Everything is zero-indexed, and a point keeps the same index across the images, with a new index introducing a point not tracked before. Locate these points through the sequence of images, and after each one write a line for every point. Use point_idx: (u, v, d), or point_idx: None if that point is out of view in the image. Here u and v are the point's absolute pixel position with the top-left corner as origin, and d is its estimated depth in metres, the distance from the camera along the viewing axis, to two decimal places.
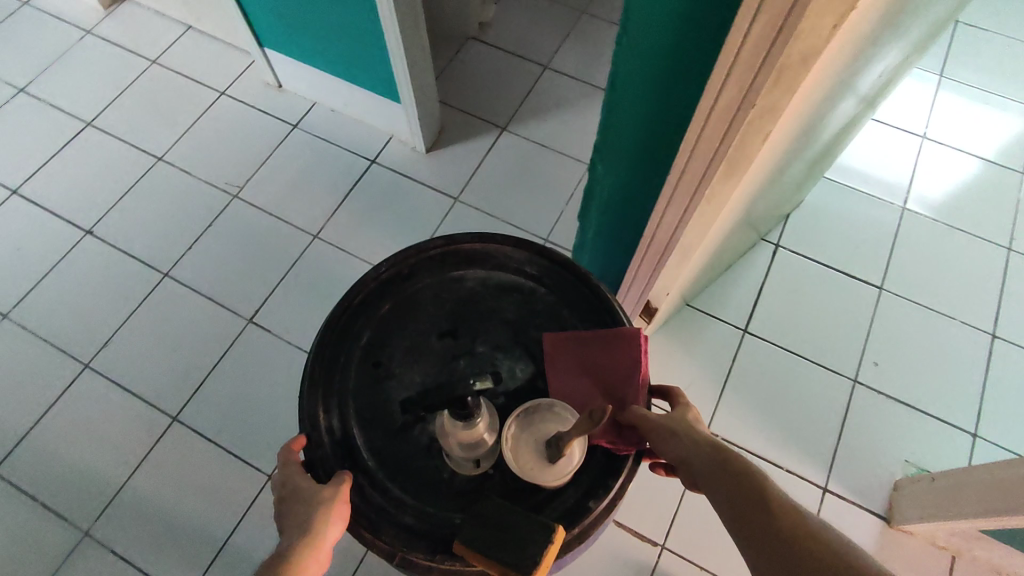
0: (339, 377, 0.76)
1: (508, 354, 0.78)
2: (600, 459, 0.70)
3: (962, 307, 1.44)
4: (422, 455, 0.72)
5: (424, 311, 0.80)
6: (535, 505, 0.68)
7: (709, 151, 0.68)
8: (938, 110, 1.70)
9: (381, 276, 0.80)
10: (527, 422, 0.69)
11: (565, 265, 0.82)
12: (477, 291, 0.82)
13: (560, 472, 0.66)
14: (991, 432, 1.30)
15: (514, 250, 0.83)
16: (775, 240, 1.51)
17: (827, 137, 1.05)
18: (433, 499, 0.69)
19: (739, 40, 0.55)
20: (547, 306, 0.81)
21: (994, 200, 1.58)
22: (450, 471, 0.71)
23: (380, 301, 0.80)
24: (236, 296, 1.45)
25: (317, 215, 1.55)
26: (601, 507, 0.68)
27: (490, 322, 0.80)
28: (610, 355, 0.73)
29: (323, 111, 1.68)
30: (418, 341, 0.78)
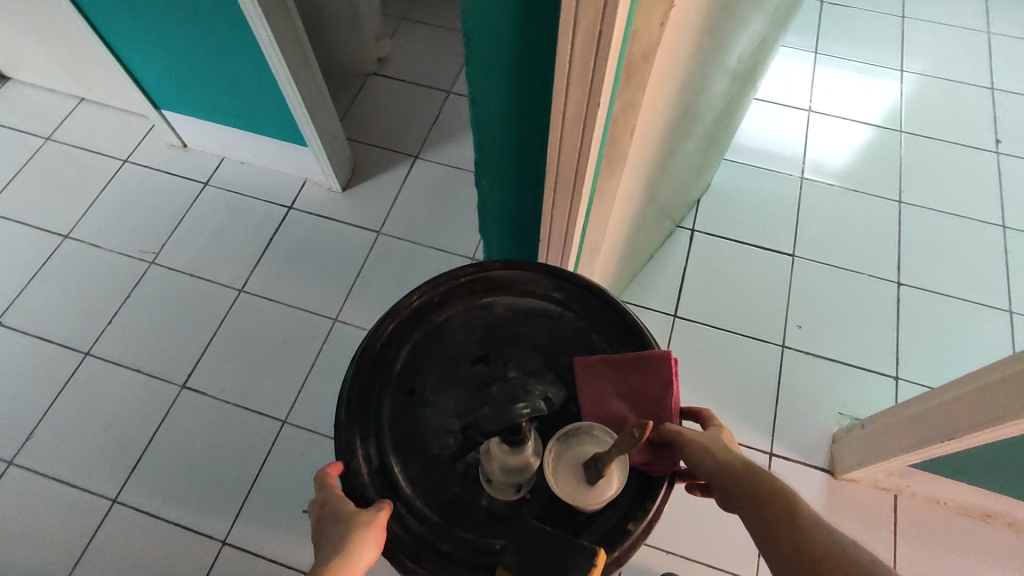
0: (374, 412, 0.70)
1: (539, 378, 0.73)
2: (635, 483, 0.66)
3: (867, 260, 1.54)
4: (452, 481, 0.68)
5: (454, 337, 0.76)
6: (573, 526, 0.64)
7: (573, 162, 0.63)
8: (819, 84, 1.83)
9: (413, 303, 0.76)
10: (566, 444, 0.65)
11: (592, 289, 0.77)
12: (508, 316, 0.77)
13: (602, 494, 0.61)
14: (910, 371, 1.39)
15: (541, 274, 0.78)
16: (690, 225, 1.58)
17: (710, 122, 1.11)
18: (470, 525, 0.66)
19: (567, 46, 0.51)
20: (576, 331, 0.76)
21: (879, 158, 1.70)
22: (487, 497, 0.67)
23: (413, 327, 0.75)
24: (170, 363, 1.41)
25: (241, 269, 1.52)
26: (641, 529, 0.64)
27: (519, 347, 0.75)
28: (647, 378, 0.69)
29: (233, 165, 1.66)
30: (448, 369, 0.74)
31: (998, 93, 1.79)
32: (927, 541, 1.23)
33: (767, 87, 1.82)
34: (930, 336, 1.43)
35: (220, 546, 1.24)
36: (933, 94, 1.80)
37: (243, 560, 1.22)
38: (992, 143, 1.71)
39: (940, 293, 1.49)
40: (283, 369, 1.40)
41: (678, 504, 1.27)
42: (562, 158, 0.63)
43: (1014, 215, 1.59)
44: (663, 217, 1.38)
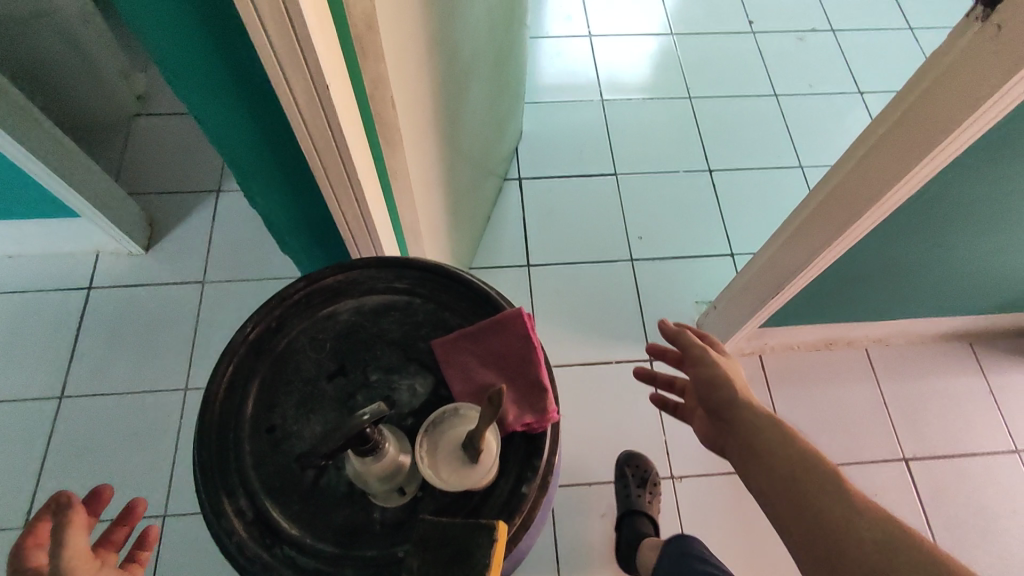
0: (235, 462, 0.60)
1: (403, 372, 0.65)
2: (520, 441, 0.60)
3: (679, 158, 1.65)
4: (338, 504, 0.59)
5: (304, 358, 0.66)
6: (470, 510, 0.58)
7: (331, 152, 0.60)
8: (592, 9, 1.90)
9: (248, 337, 0.65)
10: (437, 433, 0.59)
11: (435, 268, 0.69)
12: (357, 320, 0.68)
13: (486, 467, 0.57)
14: (741, 245, 1.53)
15: (378, 265, 0.69)
16: (515, 174, 1.60)
17: (489, 70, 1.11)
18: (368, 543, 0.58)
19: (261, 33, 0.47)
20: (429, 316, 0.68)
21: (662, 63, 1.82)
22: (379, 511, 0.59)
23: (256, 361, 0.65)
24: (0, 506, 1.20)
25: (53, 373, 1.32)
26: (538, 487, 0.58)
27: (377, 347, 0.67)
28: (506, 339, 0.64)
29: (1, 262, 1.42)
30: (306, 393, 0.64)
31: None
32: (793, 383, 1.38)
33: (546, 24, 1.86)
34: (747, 208, 1.58)
35: None
36: None
37: None
38: (747, 24, 1.89)
39: (744, 169, 1.64)
40: (142, 463, 1.25)
41: (583, 437, 1.31)
42: (320, 152, 0.60)
43: (780, 83, 1.78)
44: (484, 175, 1.39)
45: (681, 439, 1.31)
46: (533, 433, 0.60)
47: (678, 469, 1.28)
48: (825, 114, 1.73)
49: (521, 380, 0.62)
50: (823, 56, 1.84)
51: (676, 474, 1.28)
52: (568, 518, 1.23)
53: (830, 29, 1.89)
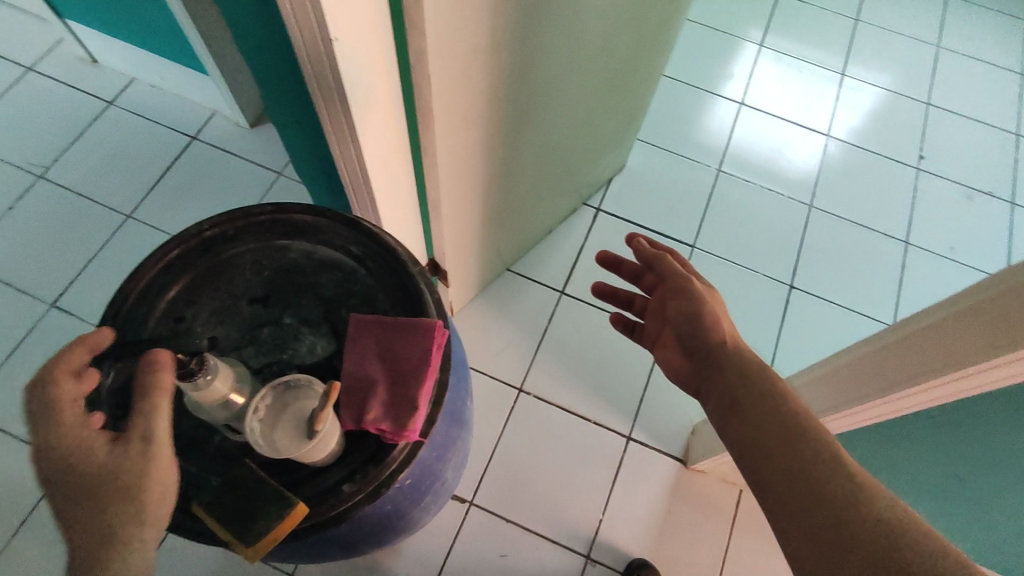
0: (132, 335, 0.66)
1: (313, 328, 0.70)
2: (370, 443, 0.62)
3: (766, 260, 1.53)
4: (188, 415, 0.63)
5: (240, 275, 0.72)
6: (291, 480, 0.60)
7: (337, 107, 0.63)
8: (758, 77, 1.79)
9: (203, 235, 0.72)
10: (283, 398, 0.58)
11: (387, 249, 0.72)
12: (301, 264, 0.73)
13: (316, 450, 0.57)
14: (782, 373, 1.40)
15: (343, 225, 0.73)
16: (596, 203, 1.56)
17: (588, 93, 1.09)
18: (191, 460, 0.61)
19: None
20: (362, 289, 0.72)
21: (799, 159, 1.68)
22: (219, 436, 0.62)
23: (199, 258, 0.71)
24: (43, 280, 1.38)
25: (133, 194, 1.49)
26: (358, 492, 0.60)
27: (304, 296, 0.72)
28: (410, 345, 0.64)
29: (142, 87, 1.61)
30: (225, 305, 0.70)
31: (932, 109, 1.77)
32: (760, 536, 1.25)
33: (703, 74, 1.78)
34: (810, 340, 1.44)
35: None
36: (868, 102, 1.78)
37: None
38: (915, 157, 1.70)
39: (829, 301, 1.49)
40: None
41: (526, 476, 1.27)
42: (327, 102, 0.63)
43: (919, 232, 1.59)
44: (557, 191, 1.38)
45: (614, 527, 1.24)
46: (385, 441, 0.61)
47: (595, 552, 1.22)
48: (951, 285, 1.52)
49: (401, 384, 0.62)
50: (984, 224, 1.61)
51: (591, 555, 1.21)
52: (472, 542, 1.20)
53: (1008, 200, 1.65)
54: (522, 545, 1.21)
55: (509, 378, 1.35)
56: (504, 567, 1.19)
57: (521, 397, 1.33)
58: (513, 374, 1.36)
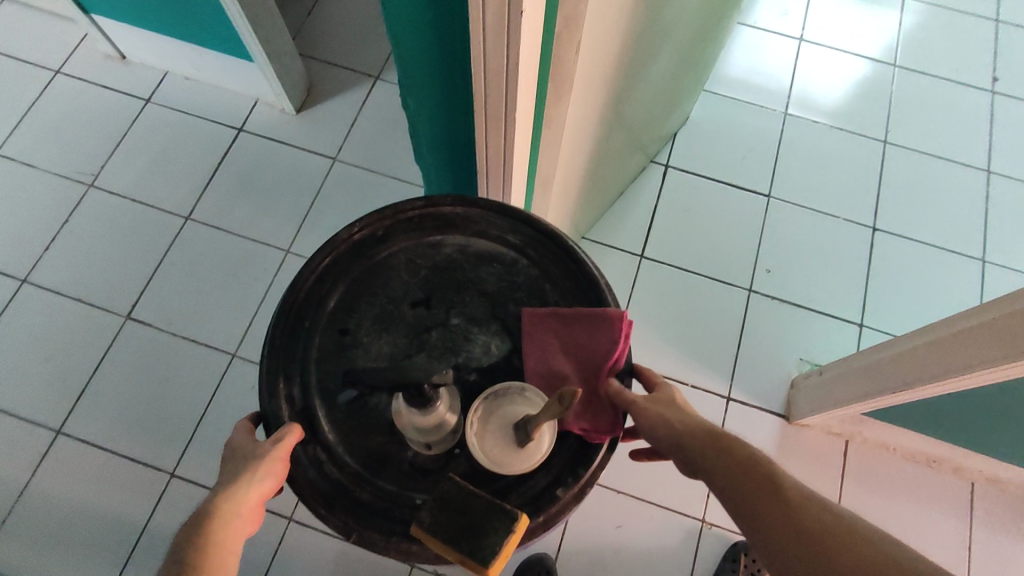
0: (302, 351, 0.66)
1: (483, 328, 0.68)
2: (572, 444, 0.63)
3: (845, 203, 1.48)
4: (376, 430, 0.64)
5: (397, 276, 0.70)
6: (497, 490, 0.61)
7: (501, 85, 0.56)
8: (815, 9, 1.70)
9: (353, 238, 0.70)
10: (494, 405, 0.62)
11: (549, 234, 0.71)
12: (457, 259, 0.71)
13: (532, 457, 0.60)
14: (875, 319, 1.37)
15: (496, 215, 0.72)
16: (664, 160, 1.50)
17: (684, 45, 1.01)
18: (392, 476, 0.62)
19: None
20: (527, 280, 0.70)
21: (866, 94, 1.61)
22: (412, 452, 0.63)
23: (352, 262, 0.69)
24: (114, 293, 1.35)
25: (188, 195, 1.43)
26: (571, 495, 0.61)
27: (466, 293, 0.69)
28: (595, 339, 0.64)
29: (177, 80, 1.54)
30: (387, 311, 0.68)
31: (1002, 27, 1.68)
32: (872, 484, 1.24)
33: (758, 11, 1.69)
34: (900, 282, 1.40)
35: (169, 477, 1.23)
36: (933, 25, 1.69)
37: (193, 492, 1.22)
38: (988, 81, 1.62)
39: (915, 240, 1.44)
40: (232, 302, 1.35)
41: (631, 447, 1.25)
42: (489, 83, 0.56)
43: (1000, 160, 1.53)
44: (635, 151, 1.31)
45: None
46: (588, 442, 0.62)
47: (711, 516, 1.21)
48: None
49: (590, 385, 0.63)
50: None
51: (708, 519, 1.21)
52: (586, 516, 1.20)
53: None
54: (636, 515, 1.21)
55: None
56: (621, 538, 1.19)
57: None
58: None
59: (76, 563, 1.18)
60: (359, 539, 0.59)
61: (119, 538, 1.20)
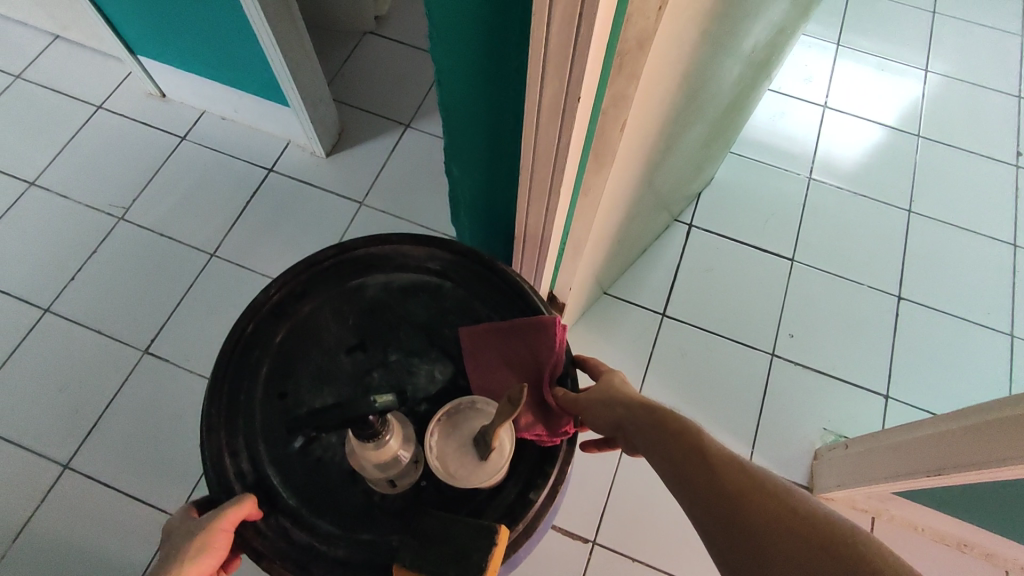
0: (243, 423, 0.63)
1: (424, 358, 0.67)
2: (533, 449, 0.63)
3: (869, 270, 1.47)
4: (340, 481, 0.62)
5: (328, 329, 0.68)
6: (475, 507, 0.61)
7: (550, 163, 0.56)
8: (839, 77, 1.73)
9: (272, 299, 0.67)
10: (451, 425, 0.60)
11: (467, 254, 0.70)
12: (383, 297, 0.70)
13: (498, 464, 0.58)
14: (902, 391, 1.34)
15: (409, 245, 0.71)
16: (688, 219, 1.51)
17: (717, 115, 1.03)
18: (362, 525, 0.60)
19: (541, 35, 0.44)
20: (456, 302, 0.70)
21: (890, 162, 1.62)
22: (379, 495, 0.61)
23: (277, 324, 0.67)
24: (134, 326, 1.35)
25: (215, 232, 1.45)
26: (545, 495, 0.61)
27: (400, 329, 0.68)
28: (532, 345, 0.64)
29: (213, 120, 1.58)
30: (323, 364, 0.67)
31: None
32: None
33: (782, 78, 1.72)
34: (926, 354, 1.38)
35: None
36: (957, 99, 1.71)
37: None
38: (1013, 155, 1.63)
39: (941, 311, 1.43)
40: None
41: (648, 512, 1.21)
42: (537, 158, 0.57)
43: None
44: (659, 212, 1.32)
45: None
46: (546, 445, 0.62)
47: None
48: None
49: (541, 387, 0.63)
50: None
51: None
52: None
53: None
54: None
55: None
56: None
57: None
58: None
59: None
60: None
61: None
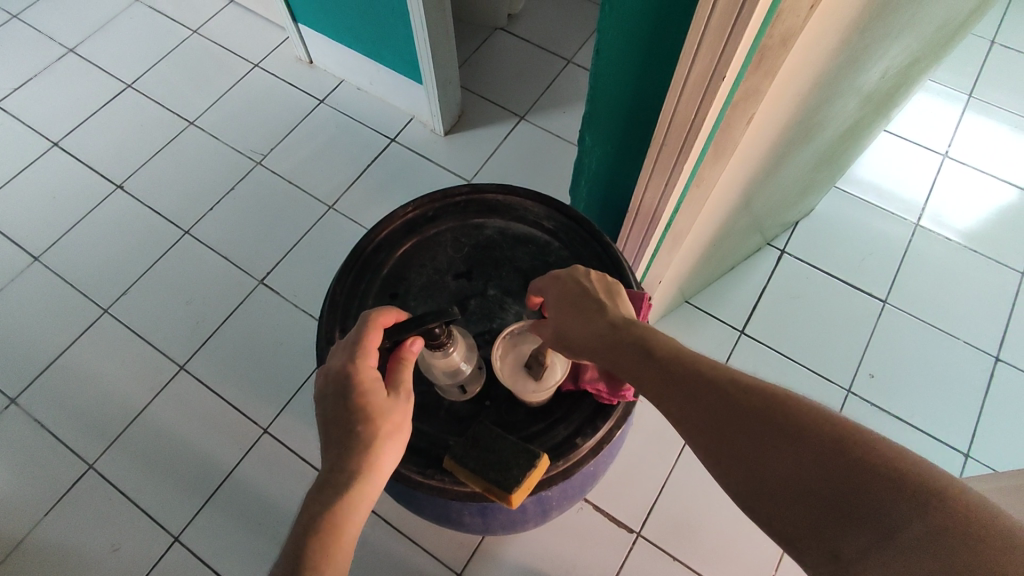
0: (357, 309, 0.70)
1: (517, 300, 0.71)
2: (591, 403, 0.65)
3: (967, 325, 1.42)
4: (421, 380, 0.68)
5: (443, 253, 0.74)
6: (525, 435, 0.64)
7: (681, 136, 0.63)
8: (963, 129, 1.68)
9: (407, 215, 0.74)
10: (513, 344, 0.66)
11: (580, 221, 0.74)
12: (497, 240, 0.75)
13: (547, 383, 0.63)
14: (983, 452, 1.29)
15: (535, 202, 0.75)
16: (781, 245, 1.51)
17: (832, 139, 1.05)
18: (429, 420, 0.65)
19: (705, 14, 0.51)
20: (558, 261, 0.73)
21: (1008, 222, 1.55)
22: (447, 401, 0.66)
23: (405, 237, 0.74)
24: (254, 257, 1.51)
25: (336, 187, 1.59)
26: (590, 446, 0.63)
27: (503, 269, 0.73)
28: None
29: (349, 89, 1.73)
30: (432, 281, 0.72)
31: None
32: None
33: (902, 122, 1.69)
34: (1017, 419, 1.32)
35: (261, 432, 1.33)
36: None
37: (279, 452, 1.32)
38: None
39: None
40: None
41: (697, 516, 1.22)
42: (670, 130, 0.64)
43: None
44: (756, 230, 1.33)
45: None
46: (602, 402, 0.64)
47: None
48: None
49: None
50: None
51: None
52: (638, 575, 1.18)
53: None
54: None
55: None
56: None
57: None
58: None
59: (165, 487, 1.29)
60: (394, 473, 0.62)
61: (206, 474, 1.30)
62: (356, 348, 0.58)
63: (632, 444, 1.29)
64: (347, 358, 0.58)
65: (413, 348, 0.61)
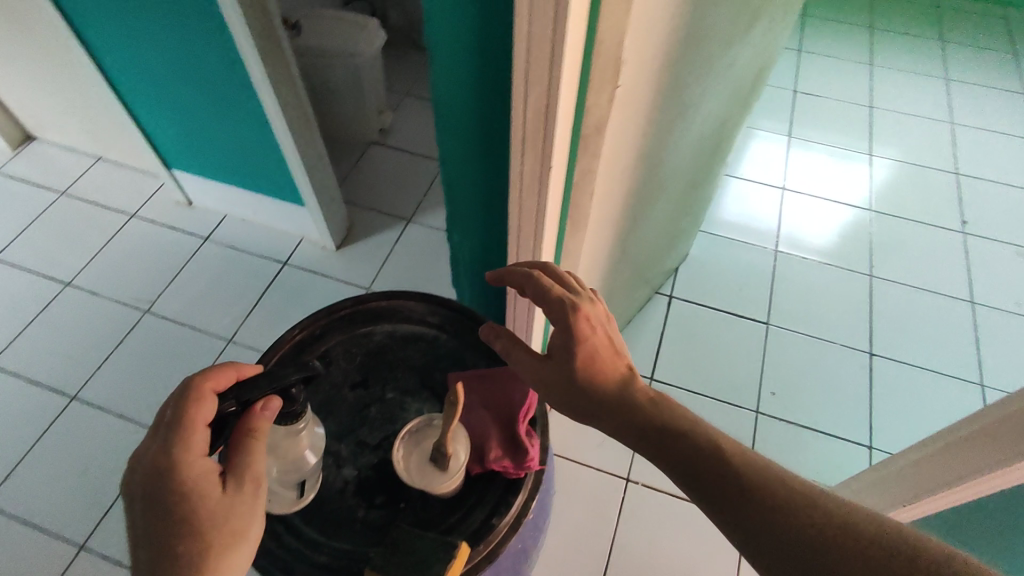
0: None
1: (416, 396, 0.74)
2: (501, 480, 0.67)
3: (840, 330, 1.58)
4: (331, 498, 0.67)
5: (336, 366, 0.76)
6: (444, 528, 0.65)
7: (533, 219, 0.70)
8: (792, 164, 1.95)
9: (294, 338, 0.76)
10: (414, 441, 0.67)
11: (462, 310, 0.79)
12: (387, 343, 0.78)
13: (453, 474, 0.64)
14: (883, 441, 1.41)
15: (417, 301, 0.80)
16: (668, 291, 1.64)
17: (679, 193, 1.19)
18: (346, 537, 0.64)
19: (521, 118, 0.59)
20: (449, 351, 0.77)
21: (847, 234, 1.79)
22: (361, 512, 0.66)
23: (296, 359, 0.75)
24: (152, 410, 1.43)
25: (232, 320, 1.57)
26: (507, 523, 0.65)
27: (397, 370, 0.76)
28: (507, 388, 0.71)
29: (234, 222, 1.75)
30: (329, 396, 0.73)
31: (961, 178, 1.92)
32: None
33: (742, 166, 1.94)
34: (901, 404, 1.46)
35: None
36: (900, 178, 1.92)
37: None
38: (958, 223, 1.81)
39: (910, 364, 1.53)
40: None
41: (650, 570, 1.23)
42: (522, 216, 0.71)
43: (980, 292, 1.67)
44: (640, 282, 1.44)
45: None
46: (511, 477, 0.67)
47: None
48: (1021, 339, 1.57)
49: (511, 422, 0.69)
50: None
51: None
52: None
53: None
54: None
55: (613, 471, 1.34)
56: None
57: (630, 487, 1.32)
58: (616, 466, 1.35)
59: None
60: None
61: None
62: (178, 425, 0.55)
63: (574, 512, 1.29)
64: (164, 446, 0.55)
65: (264, 424, 0.58)
